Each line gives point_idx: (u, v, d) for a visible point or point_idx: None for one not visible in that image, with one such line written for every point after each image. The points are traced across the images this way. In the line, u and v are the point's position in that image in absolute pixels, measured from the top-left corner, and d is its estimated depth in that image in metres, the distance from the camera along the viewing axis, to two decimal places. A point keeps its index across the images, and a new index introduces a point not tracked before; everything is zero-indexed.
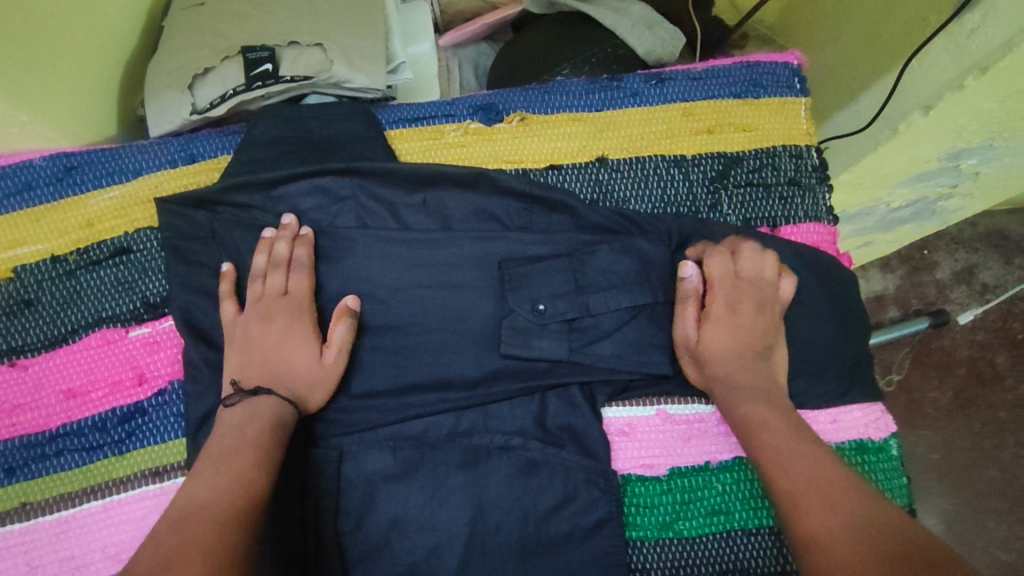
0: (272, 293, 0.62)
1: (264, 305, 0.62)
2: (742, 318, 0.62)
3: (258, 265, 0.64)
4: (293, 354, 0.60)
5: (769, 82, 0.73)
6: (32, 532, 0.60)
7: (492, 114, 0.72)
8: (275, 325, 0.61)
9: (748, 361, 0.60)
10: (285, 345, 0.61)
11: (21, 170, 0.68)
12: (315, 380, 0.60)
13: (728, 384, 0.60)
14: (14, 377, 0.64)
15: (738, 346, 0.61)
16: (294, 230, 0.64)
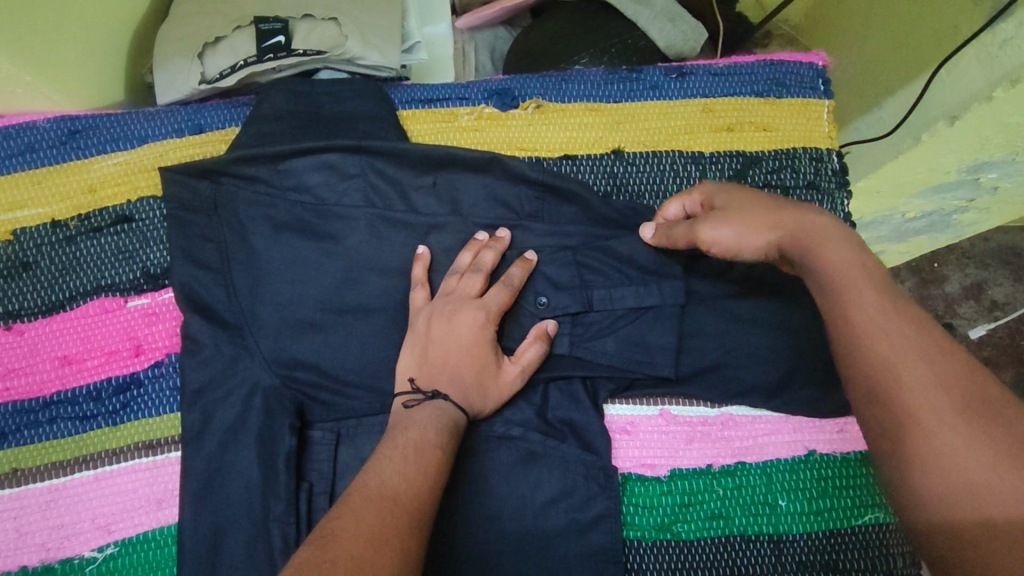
0: (464, 294, 0.60)
1: (451, 303, 0.60)
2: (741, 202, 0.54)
3: (455, 264, 0.63)
4: (468, 358, 0.58)
5: (793, 81, 0.71)
6: (23, 498, 0.60)
7: (508, 99, 0.70)
8: (461, 324, 0.59)
9: (780, 228, 0.51)
10: (480, 349, 0.59)
11: (25, 131, 0.67)
12: (480, 384, 0.58)
13: (804, 238, 0.50)
14: (10, 341, 0.63)
15: (756, 225, 0.52)
16: (504, 243, 0.63)
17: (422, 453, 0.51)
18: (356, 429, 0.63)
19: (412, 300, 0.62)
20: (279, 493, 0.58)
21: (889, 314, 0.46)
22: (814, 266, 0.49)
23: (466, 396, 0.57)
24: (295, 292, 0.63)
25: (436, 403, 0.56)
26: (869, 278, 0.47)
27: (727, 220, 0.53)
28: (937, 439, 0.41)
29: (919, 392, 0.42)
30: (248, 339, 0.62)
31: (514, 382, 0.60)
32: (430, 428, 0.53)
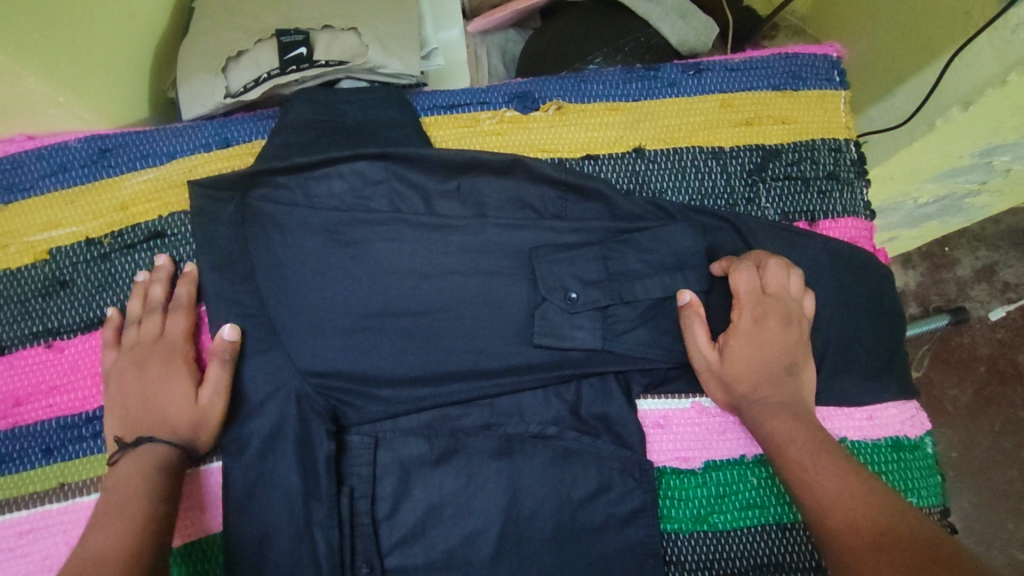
0: (147, 337, 0.63)
1: (138, 350, 0.63)
2: (767, 333, 0.60)
3: (129, 314, 0.65)
4: (166, 396, 0.61)
5: (809, 74, 0.72)
6: (72, 512, 0.60)
7: (528, 102, 0.71)
8: (153, 371, 0.62)
9: (774, 378, 0.59)
10: (169, 386, 0.61)
11: (56, 151, 0.68)
12: (183, 414, 0.60)
13: (763, 404, 0.59)
14: (50, 358, 0.64)
15: (766, 368, 0.60)
16: (165, 270, 0.66)
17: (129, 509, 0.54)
18: (392, 433, 0.63)
19: (103, 361, 0.64)
20: (322, 497, 0.60)
21: (792, 411, 0.58)
22: (777, 358, 0.60)
23: (169, 429, 0.59)
24: (328, 301, 0.64)
25: (140, 447, 0.58)
26: (783, 356, 0.60)
27: (747, 344, 0.60)
28: (810, 483, 0.52)
29: (798, 456, 0.54)
30: (283, 349, 0.63)
31: (214, 402, 0.60)
32: (132, 467, 0.56)
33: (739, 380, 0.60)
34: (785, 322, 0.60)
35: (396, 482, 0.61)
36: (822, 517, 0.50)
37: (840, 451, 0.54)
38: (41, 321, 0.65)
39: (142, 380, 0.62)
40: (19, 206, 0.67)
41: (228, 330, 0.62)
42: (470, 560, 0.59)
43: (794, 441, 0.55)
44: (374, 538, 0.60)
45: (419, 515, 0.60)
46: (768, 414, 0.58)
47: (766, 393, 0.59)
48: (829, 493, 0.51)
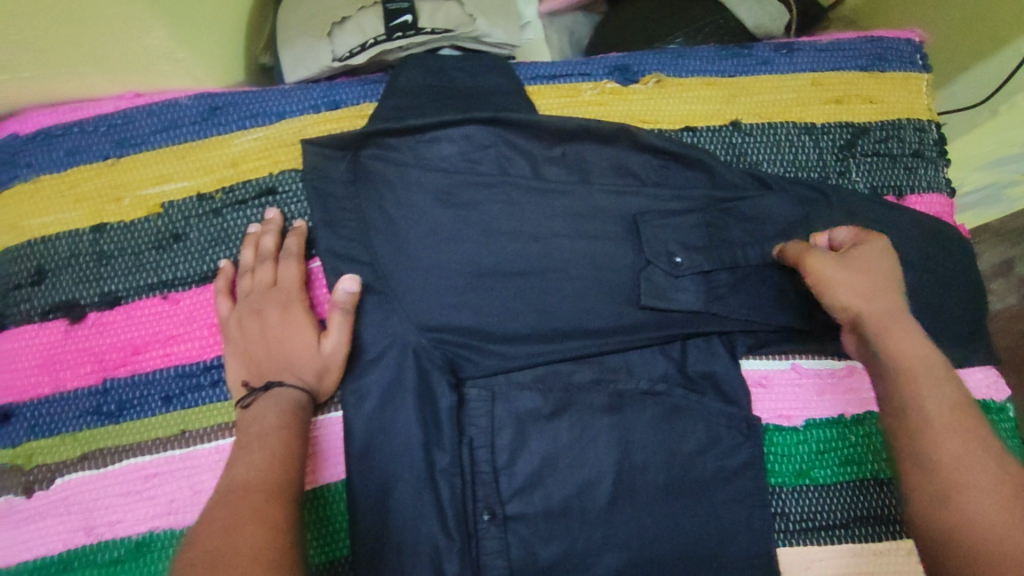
0: (262, 286, 0.65)
1: (254, 298, 0.64)
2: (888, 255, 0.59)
3: (240, 263, 0.66)
4: (289, 343, 0.63)
5: (894, 57, 0.75)
6: (194, 458, 0.62)
7: (628, 74, 0.73)
8: (273, 319, 0.63)
9: (897, 298, 0.56)
10: (291, 333, 0.63)
11: (168, 108, 0.69)
12: (308, 361, 0.63)
13: (890, 315, 0.55)
14: (165, 310, 0.65)
15: (874, 278, 0.56)
16: (276, 221, 0.66)
17: (269, 452, 0.58)
18: (506, 387, 0.65)
19: (218, 311, 0.65)
20: (444, 446, 0.62)
21: (916, 337, 0.55)
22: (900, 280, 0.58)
23: (297, 375, 0.62)
24: (442, 260, 0.66)
25: (272, 392, 0.61)
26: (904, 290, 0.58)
27: (854, 257, 0.57)
28: (956, 477, 0.49)
29: (942, 428, 0.51)
30: (398, 304, 0.65)
31: (338, 348, 0.63)
32: (270, 408, 0.60)
33: (849, 290, 0.56)
34: (881, 240, 0.59)
35: (513, 435, 0.64)
36: (965, 514, 0.48)
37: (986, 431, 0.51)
38: (156, 274, 0.66)
39: (262, 326, 0.63)
40: (130, 160, 0.68)
41: (349, 283, 0.63)
42: (587, 509, 0.62)
43: (933, 404, 0.52)
44: (495, 487, 0.62)
45: (537, 466, 0.63)
46: (889, 332, 0.55)
47: (873, 302, 0.56)
48: (978, 487, 0.48)
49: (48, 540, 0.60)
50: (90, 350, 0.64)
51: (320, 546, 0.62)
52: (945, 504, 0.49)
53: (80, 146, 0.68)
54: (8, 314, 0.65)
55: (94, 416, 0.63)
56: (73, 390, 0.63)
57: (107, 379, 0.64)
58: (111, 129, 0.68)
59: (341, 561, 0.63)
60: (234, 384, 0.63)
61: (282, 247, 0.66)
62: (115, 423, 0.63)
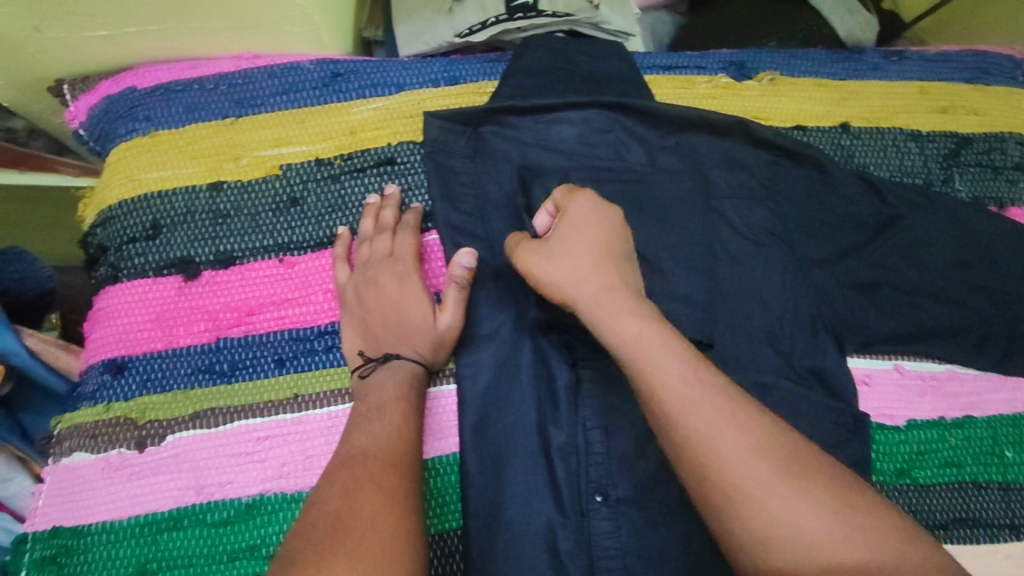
0: (379, 255, 0.64)
1: (371, 267, 0.63)
2: (567, 225, 0.56)
3: (360, 236, 0.66)
4: (405, 313, 0.62)
5: (997, 71, 0.77)
6: (305, 423, 0.61)
7: (743, 70, 0.75)
8: (389, 288, 0.63)
9: (592, 263, 0.54)
10: (408, 303, 0.62)
11: (290, 72, 0.69)
12: (424, 334, 0.61)
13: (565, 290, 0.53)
14: (281, 273, 0.65)
15: (581, 267, 0.53)
16: (395, 195, 0.66)
17: (389, 421, 0.54)
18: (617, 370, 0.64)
19: (335, 277, 0.64)
20: (560, 423, 0.62)
21: (636, 317, 0.50)
22: (560, 247, 0.55)
23: (414, 347, 0.60)
24: None
25: (389, 362, 0.59)
26: (588, 256, 0.54)
27: (560, 253, 0.54)
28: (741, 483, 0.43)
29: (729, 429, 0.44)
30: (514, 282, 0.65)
31: (454, 321, 0.61)
32: (388, 379, 0.58)
33: (568, 281, 0.53)
34: (602, 223, 0.56)
35: (625, 419, 0.62)
36: (766, 521, 0.42)
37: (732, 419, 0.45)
38: (271, 236, 0.66)
39: (378, 296, 0.62)
40: (249, 120, 0.68)
41: (467, 257, 0.62)
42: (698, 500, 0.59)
43: (671, 392, 0.46)
44: (606, 468, 0.61)
45: (646, 452, 0.61)
46: (603, 316, 0.51)
47: (556, 269, 0.54)
48: (784, 499, 0.42)
49: (160, 496, 0.59)
50: (203, 308, 0.64)
51: (435, 514, 0.62)
52: (729, 512, 0.42)
53: (199, 104, 0.68)
54: (122, 268, 0.65)
55: (206, 374, 0.62)
56: (185, 347, 0.63)
57: (219, 338, 0.63)
58: (231, 88, 0.69)
59: (449, 534, 0.62)
60: (348, 353, 0.62)
61: (400, 221, 0.65)
62: (227, 383, 0.62)
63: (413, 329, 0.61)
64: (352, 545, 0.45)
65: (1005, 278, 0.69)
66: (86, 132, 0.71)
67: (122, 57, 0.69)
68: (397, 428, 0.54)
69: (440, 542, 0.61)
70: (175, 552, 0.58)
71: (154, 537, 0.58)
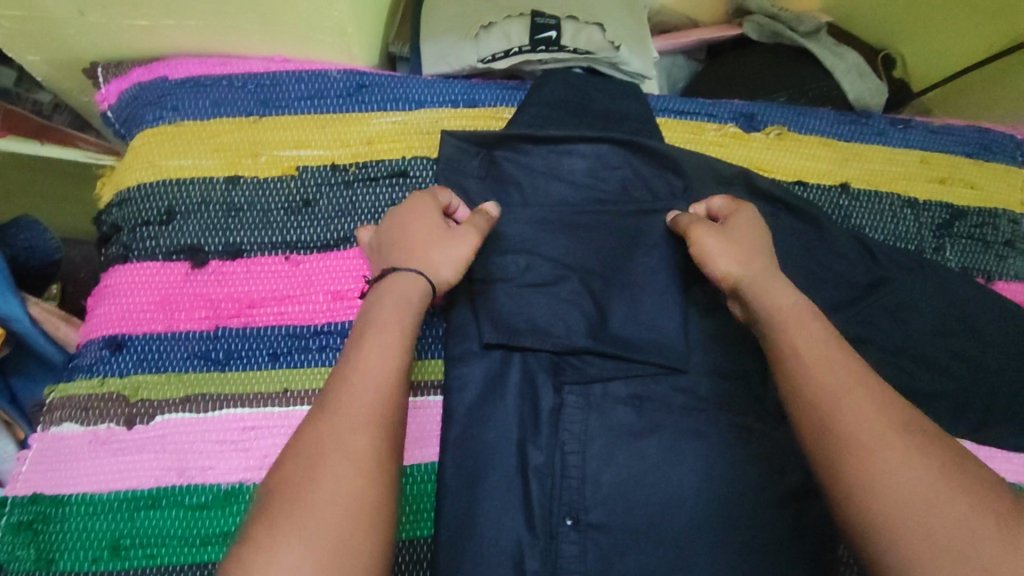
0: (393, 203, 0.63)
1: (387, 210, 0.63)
2: (754, 228, 0.62)
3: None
4: (415, 229, 0.59)
5: (998, 149, 0.80)
6: (291, 418, 0.62)
7: (752, 123, 0.78)
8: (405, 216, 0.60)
9: (756, 251, 0.59)
10: (418, 223, 0.59)
11: (317, 78, 0.72)
12: (432, 250, 0.58)
13: (750, 277, 0.57)
14: (286, 270, 0.67)
15: (747, 247, 0.60)
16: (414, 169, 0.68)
17: (366, 365, 0.49)
18: (601, 398, 0.65)
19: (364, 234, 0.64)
20: (539, 444, 0.63)
21: (788, 293, 0.55)
22: (745, 237, 0.61)
23: (419, 264, 0.57)
24: (559, 269, 0.68)
25: (397, 274, 0.55)
26: (759, 240, 0.61)
27: (738, 229, 0.61)
28: (878, 448, 0.44)
29: (837, 380, 0.48)
30: (510, 301, 0.67)
31: (467, 235, 0.59)
32: (383, 305, 0.53)
33: (722, 256, 0.59)
34: (759, 222, 0.62)
35: (601, 446, 0.63)
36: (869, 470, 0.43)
37: (844, 379, 0.47)
38: (281, 233, 0.68)
39: (394, 223, 0.60)
40: (272, 121, 0.71)
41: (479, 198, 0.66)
42: (662, 533, 0.60)
43: (815, 356, 0.50)
44: (579, 493, 0.62)
45: (618, 481, 0.62)
46: (771, 288, 0.56)
47: (746, 257, 0.59)
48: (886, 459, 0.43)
49: (141, 474, 0.60)
50: (207, 296, 0.66)
51: (409, 521, 0.63)
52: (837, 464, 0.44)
53: (225, 99, 0.71)
54: (132, 249, 0.67)
55: (200, 361, 0.64)
56: (185, 331, 0.65)
57: (218, 326, 0.65)
58: (258, 88, 0.72)
59: (421, 541, 0.63)
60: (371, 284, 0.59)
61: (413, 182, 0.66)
62: (220, 371, 0.64)
63: (423, 241, 0.58)
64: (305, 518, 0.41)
65: (985, 347, 0.70)
66: (113, 115, 0.74)
67: (158, 48, 0.72)
68: (372, 375, 0.48)
69: (409, 548, 0.62)
70: (150, 530, 0.59)
71: (131, 514, 0.59)
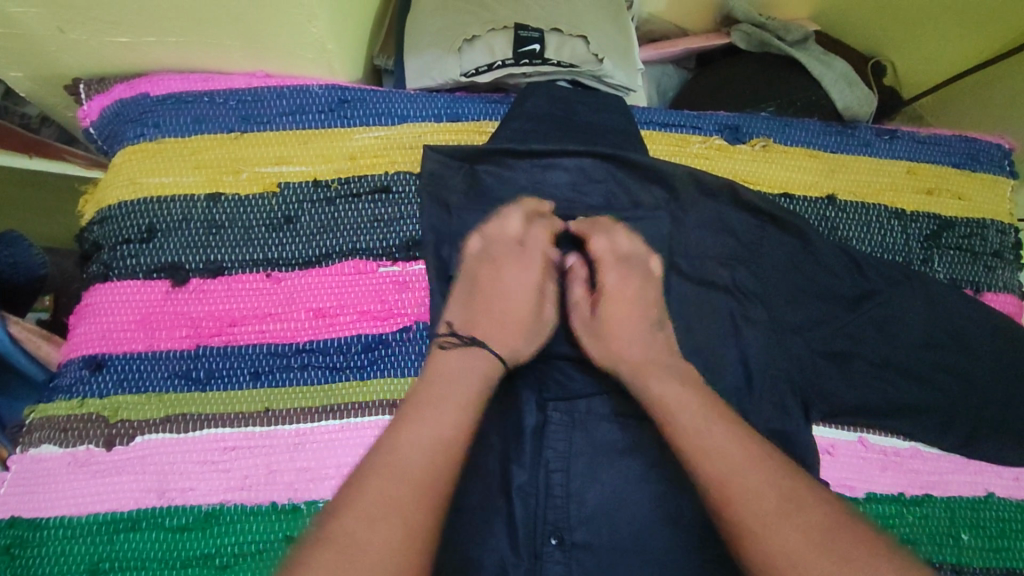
0: (511, 246, 0.66)
1: (494, 259, 0.66)
2: (630, 287, 0.65)
3: (483, 228, 0.68)
4: (505, 283, 0.65)
5: (986, 158, 0.79)
6: (272, 438, 0.62)
7: (737, 135, 0.77)
8: (509, 273, 0.65)
9: (644, 335, 0.61)
10: (511, 284, 0.65)
11: (298, 93, 0.72)
12: (531, 324, 0.64)
13: (635, 371, 0.59)
14: (267, 288, 0.67)
15: (634, 331, 0.62)
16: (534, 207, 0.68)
17: (442, 412, 0.51)
18: (586, 415, 0.65)
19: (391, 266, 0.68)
20: (523, 462, 0.63)
21: (682, 380, 0.56)
22: (628, 311, 0.63)
23: (503, 341, 0.60)
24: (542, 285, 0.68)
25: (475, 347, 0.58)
26: (651, 309, 0.64)
27: (617, 304, 0.64)
28: (742, 484, 0.48)
29: (702, 422, 0.52)
30: None
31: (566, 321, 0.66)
32: (462, 370, 0.56)
33: (618, 344, 0.61)
34: (641, 282, 0.66)
35: (585, 464, 0.63)
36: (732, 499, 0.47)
37: (704, 419, 0.52)
38: (263, 251, 0.67)
39: (496, 288, 0.64)
40: (253, 137, 0.70)
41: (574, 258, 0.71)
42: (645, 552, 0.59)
43: (682, 399, 0.54)
44: (564, 511, 0.61)
45: (601, 499, 0.61)
46: (648, 380, 0.57)
47: (640, 349, 0.60)
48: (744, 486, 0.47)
49: (120, 496, 0.60)
50: (188, 315, 0.65)
51: None
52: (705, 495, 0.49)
53: (206, 116, 0.71)
54: (113, 268, 0.67)
55: (181, 380, 0.64)
56: (165, 351, 0.64)
57: (199, 345, 0.65)
58: (239, 104, 0.71)
59: None
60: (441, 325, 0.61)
61: (530, 230, 0.67)
62: (201, 391, 0.63)
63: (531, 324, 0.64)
64: (344, 537, 0.44)
65: (975, 359, 0.70)
66: (95, 131, 0.74)
67: (139, 64, 0.72)
68: (437, 416, 0.51)
69: None
70: (130, 553, 0.58)
71: (110, 537, 0.58)
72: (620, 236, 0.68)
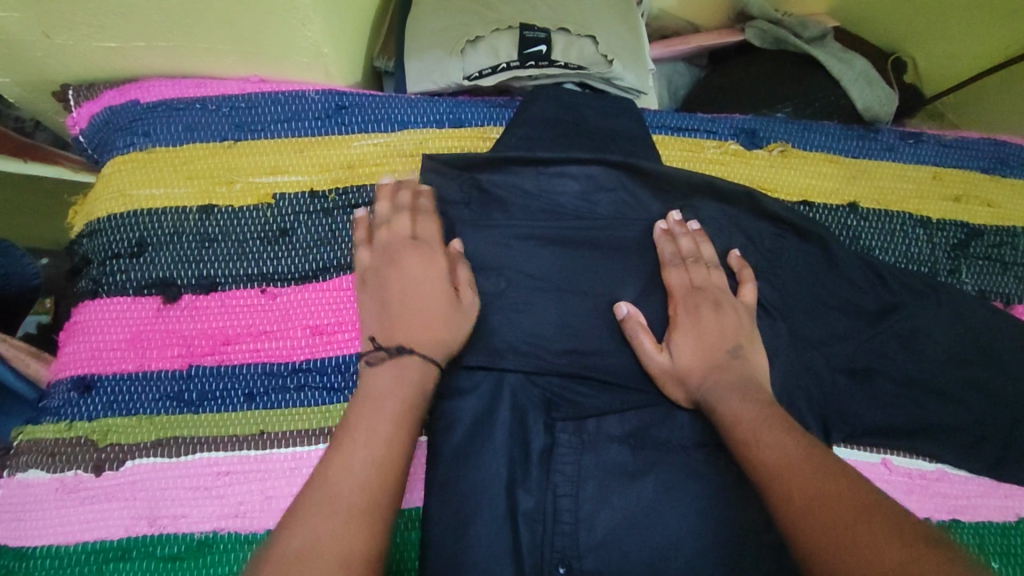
0: (399, 238, 0.60)
1: (391, 249, 0.60)
2: (706, 322, 0.61)
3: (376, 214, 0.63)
4: (408, 284, 0.58)
5: (1016, 163, 0.76)
6: (267, 462, 0.59)
7: (754, 139, 0.74)
8: (408, 262, 0.59)
9: (718, 364, 0.59)
10: (415, 278, 0.58)
11: (294, 99, 0.69)
12: (437, 316, 0.56)
13: (711, 394, 0.57)
14: (262, 304, 0.64)
15: (709, 355, 0.60)
16: (413, 183, 0.64)
17: (383, 408, 0.50)
18: (595, 437, 0.62)
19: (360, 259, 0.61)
20: (529, 486, 0.60)
21: (745, 396, 0.55)
22: (710, 341, 0.60)
23: (425, 330, 0.55)
24: (550, 299, 0.65)
25: (403, 352, 0.53)
26: (733, 338, 0.60)
27: (689, 333, 0.61)
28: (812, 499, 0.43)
29: (785, 452, 0.48)
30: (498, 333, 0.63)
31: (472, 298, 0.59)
32: (395, 375, 0.52)
33: (698, 373, 0.59)
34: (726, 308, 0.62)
35: (595, 488, 0.60)
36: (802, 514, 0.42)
37: (790, 450, 0.47)
38: (257, 265, 0.65)
39: (404, 281, 0.58)
40: (248, 145, 0.68)
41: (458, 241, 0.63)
42: None
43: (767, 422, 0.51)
44: (573, 538, 0.58)
45: (612, 525, 0.58)
46: (725, 403, 0.55)
47: (710, 373, 0.58)
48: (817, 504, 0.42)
49: (110, 524, 0.57)
50: (180, 333, 0.63)
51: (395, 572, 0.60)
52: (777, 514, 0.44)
53: (198, 124, 0.68)
54: (103, 284, 0.64)
55: (173, 402, 0.61)
56: (157, 371, 0.62)
57: (191, 365, 0.62)
58: (233, 111, 0.68)
59: None
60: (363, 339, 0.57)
61: (419, 203, 0.63)
62: (193, 413, 0.61)
63: (442, 311, 0.57)
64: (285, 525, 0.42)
65: (1005, 377, 0.66)
66: (85, 139, 0.71)
67: (129, 69, 0.69)
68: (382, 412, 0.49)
69: None
70: None
71: (99, 567, 0.56)
72: (702, 253, 0.65)
